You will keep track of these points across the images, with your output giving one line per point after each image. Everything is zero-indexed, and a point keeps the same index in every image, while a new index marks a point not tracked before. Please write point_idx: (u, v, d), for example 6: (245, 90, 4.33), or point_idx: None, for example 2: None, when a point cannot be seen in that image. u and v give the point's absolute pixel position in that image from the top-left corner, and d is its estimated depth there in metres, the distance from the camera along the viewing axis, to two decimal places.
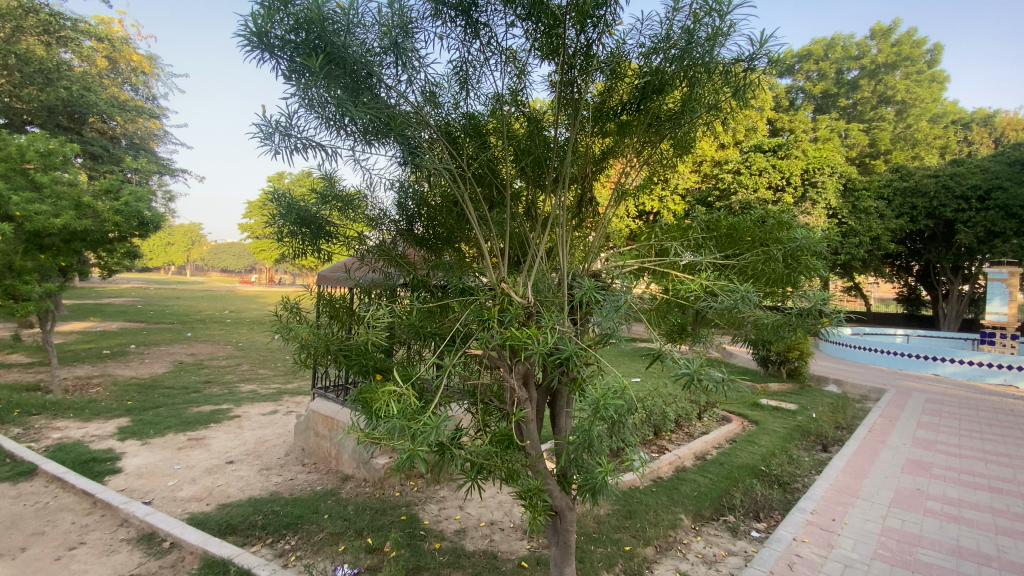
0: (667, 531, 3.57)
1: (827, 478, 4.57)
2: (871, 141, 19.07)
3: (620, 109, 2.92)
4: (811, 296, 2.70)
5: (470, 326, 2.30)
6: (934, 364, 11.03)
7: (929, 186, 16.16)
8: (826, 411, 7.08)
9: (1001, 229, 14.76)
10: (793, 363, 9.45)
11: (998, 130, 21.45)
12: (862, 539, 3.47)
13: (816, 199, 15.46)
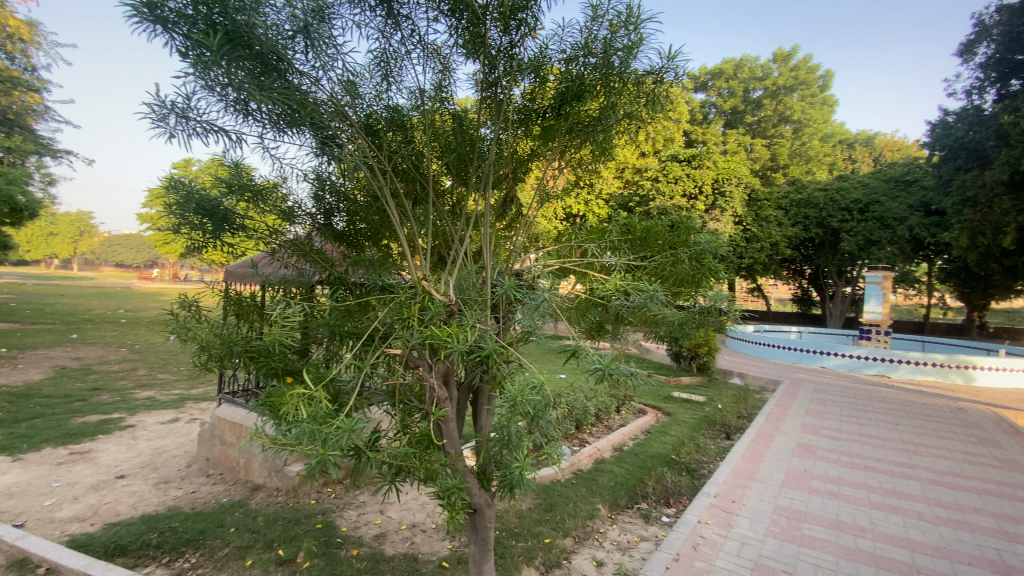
0: (585, 522, 3.70)
1: (730, 464, 4.96)
2: (772, 155, 20.93)
3: (542, 112, 2.98)
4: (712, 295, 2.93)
5: (390, 325, 2.23)
6: (821, 358, 12.26)
7: (820, 199, 17.99)
8: (729, 402, 7.70)
9: (877, 238, 16.82)
10: (702, 358, 10.16)
11: (875, 150, 24.32)
12: (758, 517, 3.79)
13: (724, 207, 16.76)
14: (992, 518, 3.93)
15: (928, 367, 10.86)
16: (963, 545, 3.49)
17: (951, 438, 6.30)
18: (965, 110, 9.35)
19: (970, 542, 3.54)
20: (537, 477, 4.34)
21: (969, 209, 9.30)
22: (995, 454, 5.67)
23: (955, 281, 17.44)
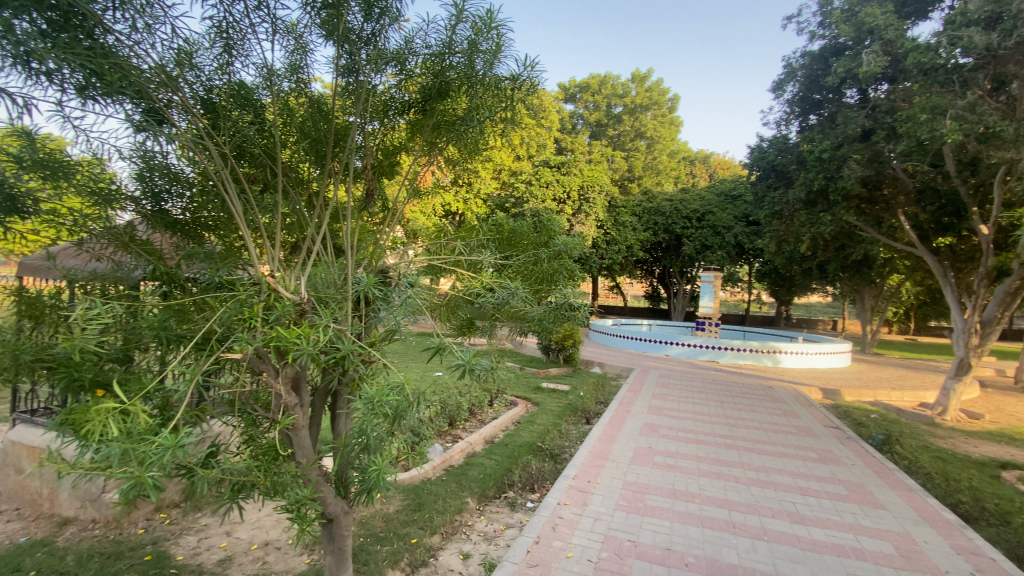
0: (453, 517, 3.74)
1: (587, 446, 5.38)
2: (629, 167, 23.16)
3: (405, 106, 2.93)
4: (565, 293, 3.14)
5: (230, 325, 2.01)
6: (666, 347, 13.85)
7: (667, 208, 20.35)
8: (590, 390, 8.37)
9: (711, 244, 19.52)
10: (568, 350, 10.88)
11: (711, 169, 28.22)
12: (609, 494, 4.17)
13: (588, 211, 18.14)
14: (788, 476, 4.80)
15: (747, 352, 12.88)
16: (767, 500, 4.21)
17: (763, 411, 7.57)
18: (775, 137, 11.17)
19: (772, 497, 4.28)
20: (398, 478, 4.28)
21: (776, 221, 11.20)
22: (792, 423, 6.94)
23: (768, 281, 20.92)
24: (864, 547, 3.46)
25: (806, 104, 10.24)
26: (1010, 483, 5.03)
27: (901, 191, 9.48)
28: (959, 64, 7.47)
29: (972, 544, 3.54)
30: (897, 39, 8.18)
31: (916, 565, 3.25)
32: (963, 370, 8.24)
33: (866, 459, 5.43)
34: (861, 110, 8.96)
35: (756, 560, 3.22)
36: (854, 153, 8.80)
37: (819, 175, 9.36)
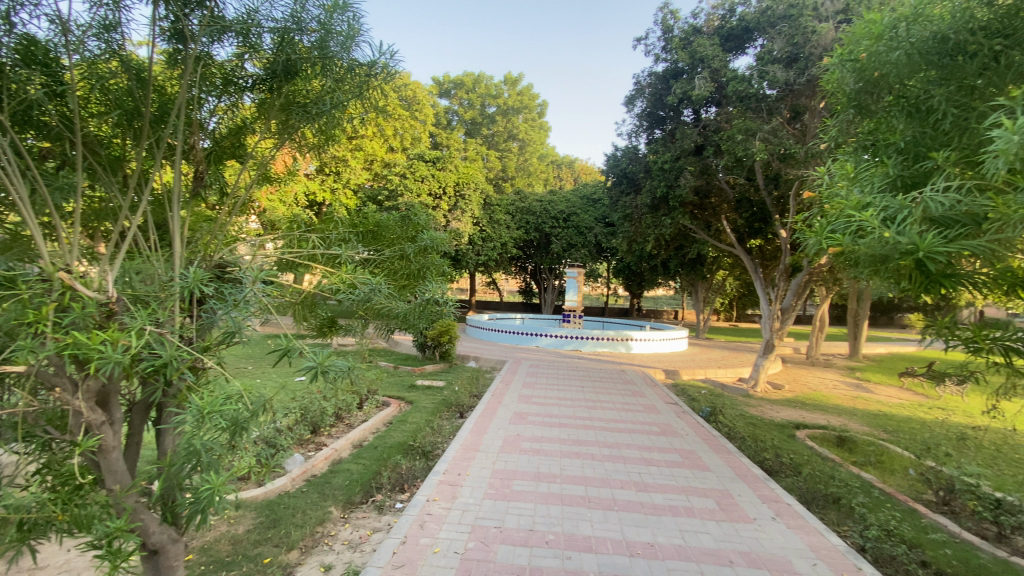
0: (313, 529, 3.52)
1: (458, 440, 5.43)
2: (503, 166, 23.81)
3: (249, 83, 2.64)
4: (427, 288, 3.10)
5: (12, 331, 1.64)
6: (536, 339, 14.55)
7: (536, 208, 21.38)
8: (464, 384, 8.45)
9: (576, 242, 20.92)
10: (445, 346, 10.82)
11: (576, 173, 30.26)
12: (477, 484, 4.26)
13: (464, 208, 18.19)
14: (636, 449, 5.37)
15: (604, 340, 14.08)
16: (618, 474, 4.65)
17: (617, 393, 8.37)
18: (627, 148, 12.30)
19: (622, 470, 4.75)
20: (242, 496, 3.88)
21: (629, 222, 12.41)
22: (641, 402, 7.78)
23: (624, 277, 23.10)
24: (694, 505, 4.01)
25: (652, 119, 11.39)
26: (799, 439, 6.21)
27: (724, 200, 11.13)
28: (767, 95, 8.97)
29: (771, 492, 4.30)
30: (721, 69, 9.59)
31: (732, 515, 3.84)
32: (769, 350, 9.95)
33: (697, 429, 6.30)
34: (695, 128, 10.27)
35: (608, 530, 3.54)
36: (688, 165, 10.11)
37: (662, 183, 10.56)
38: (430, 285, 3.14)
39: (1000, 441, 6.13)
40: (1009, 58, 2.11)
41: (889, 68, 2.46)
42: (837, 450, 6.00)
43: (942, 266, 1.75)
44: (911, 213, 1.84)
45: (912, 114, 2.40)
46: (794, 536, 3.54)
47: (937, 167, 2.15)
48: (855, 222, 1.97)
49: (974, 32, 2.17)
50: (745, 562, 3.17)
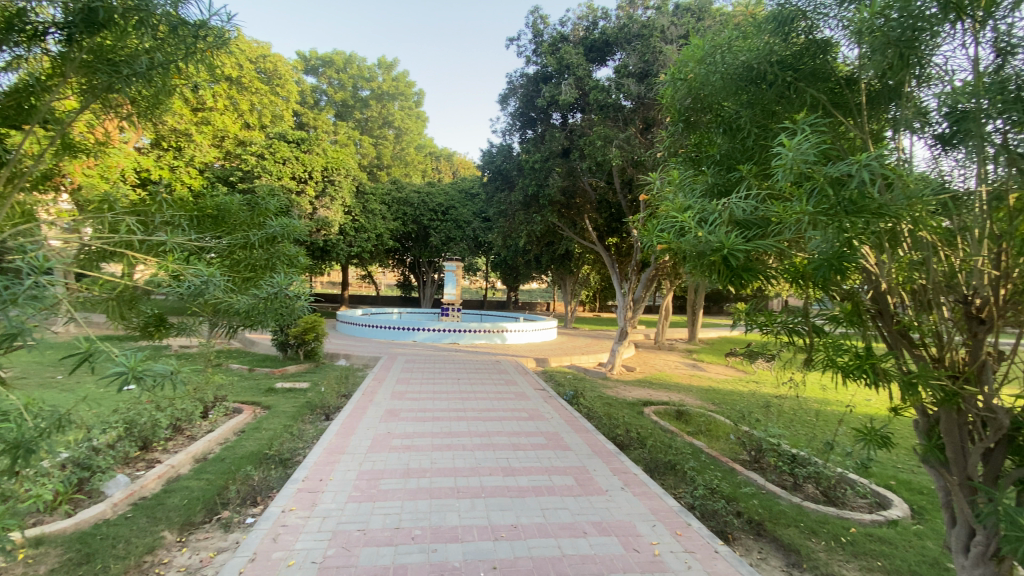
0: (139, 560, 3.04)
1: (320, 443, 5.09)
2: (378, 154, 22.82)
3: (47, 30, 2.19)
4: (275, 282, 2.86)
5: None
6: (412, 333, 14.25)
7: (413, 199, 20.88)
8: (331, 384, 7.96)
9: (453, 236, 20.92)
10: (310, 344, 10.03)
11: (455, 166, 30.22)
12: (341, 488, 4.04)
13: (334, 195, 17.00)
14: (505, 436, 5.56)
15: (481, 333, 14.30)
16: (486, 461, 4.77)
17: (490, 383, 8.57)
18: (501, 145, 12.62)
19: (491, 458, 4.88)
20: (43, 531, 3.18)
21: (503, 218, 12.74)
22: (511, 390, 8.07)
23: (500, 270, 23.69)
24: (555, 484, 4.27)
25: (524, 119, 11.79)
26: (647, 415, 6.96)
27: (587, 201, 11.96)
28: (623, 106, 9.80)
29: (621, 465, 4.76)
30: (584, 77, 10.29)
31: (588, 489, 4.18)
32: (623, 337, 11.01)
33: (561, 411, 6.72)
34: (562, 131, 10.89)
35: (474, 518, 3.61)
36: (556, 166, 10.69)
37: (532, 181, 11.02)
38: (275, 278, 2.89)
39: (794, 406, 7.52)
40: (797, 88, 2.51)
41: (712, 89, 2.81)
42: (677, 423, 6.83)
43: (742, 262, 2.03)
44: (721, 216, 2.14)
45: (729, 131, 2.76)
46: (639, 502, 3.96)
47: (742, 177, 2.49)
48: (680, 222, 2.24)
49: (772, 64, 2.52)
50: (597, 531, 3.46)
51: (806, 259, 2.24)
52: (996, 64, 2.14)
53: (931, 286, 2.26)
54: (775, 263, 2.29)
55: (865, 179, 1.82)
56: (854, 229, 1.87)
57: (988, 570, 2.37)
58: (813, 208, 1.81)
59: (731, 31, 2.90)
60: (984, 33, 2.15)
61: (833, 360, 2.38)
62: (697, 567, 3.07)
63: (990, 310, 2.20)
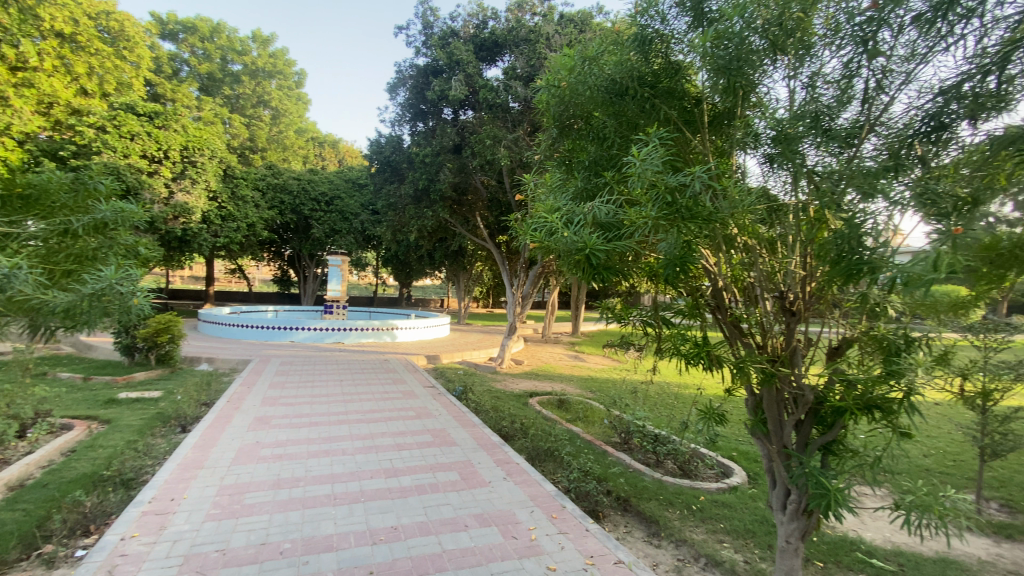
0: None
1: (173, 459, 4.51)
2: (251, 136, 20.77)
3: None
4: (103, 275, 2.52)
5: None
6: (290, 333, 13.26)
7: (292, 186, 19.32)
8: (190, 391, 7.10)
9: (338, 228, 19.82)
10: (164, 347, 8.83)
11: (340, 154, 28.59)
12: (197, 507, 3.62)
13: (196, 178, 15.12)
14: (389, 437, 5.41)
15: (368, 331, 13.75)
16: (367, 464, 4.61)
17: (376, 383, 8.27)
18: (390, 136, 12.16)
19: (373, 460, 4.72)
20: None
21: (391, 211, 12.36)
22: (398, 389, 7.87)
23: (390, 265, 22.95)
24: (438, 481, 4.26)
25: (414, 112, 11.48)
26: (531, 406, 7.23)
27: (479, 198, 12.02)
28: (511, 107, 10.04)
29: (504, 455, 4.90)
30: (473, 75, 10.37)
31: (471, 482, 4.23)
32: (512, 331, 11.31)
33: (449, 408, 6.72)
34: (453, 127, 10.81)
35: (351, 524, 3.47)
36: (447, 162, 10.63)
37: (423, 175, 10.86)
38: (104, 272, 2.56)
39: (660, 391, 8.33)
40: (654, 104, 2.76)
41: (583, 99, 3.01)
42: (558, 412, 7.19)
43: (603, 260, 2.20)
44: (586, 218, 2.31)
45: (597, 139, 2.97)
46: (519, 490, 4.11)
47: (606, 183, 2.68)
48: (550, 223, 2.37)
49: (634, 81, 2.76)
50: (478, 523, 3.53)
51: (658, 259, 2.49)
52: (807, 96, 2.57)
53: (756, 281, 2.65)
54: (634, 261, 2.53)
55: (698, 188, 2.07)
56: (693, 232, 2.14)
57: (801, 523, 2.78)
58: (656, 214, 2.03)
59: (599, 46, 3.12)
60: (799, 69, 2.57)
61: (677, 349, 2.67)
62: (569, 546, 3.27)
63: (799, 304, 2.59)
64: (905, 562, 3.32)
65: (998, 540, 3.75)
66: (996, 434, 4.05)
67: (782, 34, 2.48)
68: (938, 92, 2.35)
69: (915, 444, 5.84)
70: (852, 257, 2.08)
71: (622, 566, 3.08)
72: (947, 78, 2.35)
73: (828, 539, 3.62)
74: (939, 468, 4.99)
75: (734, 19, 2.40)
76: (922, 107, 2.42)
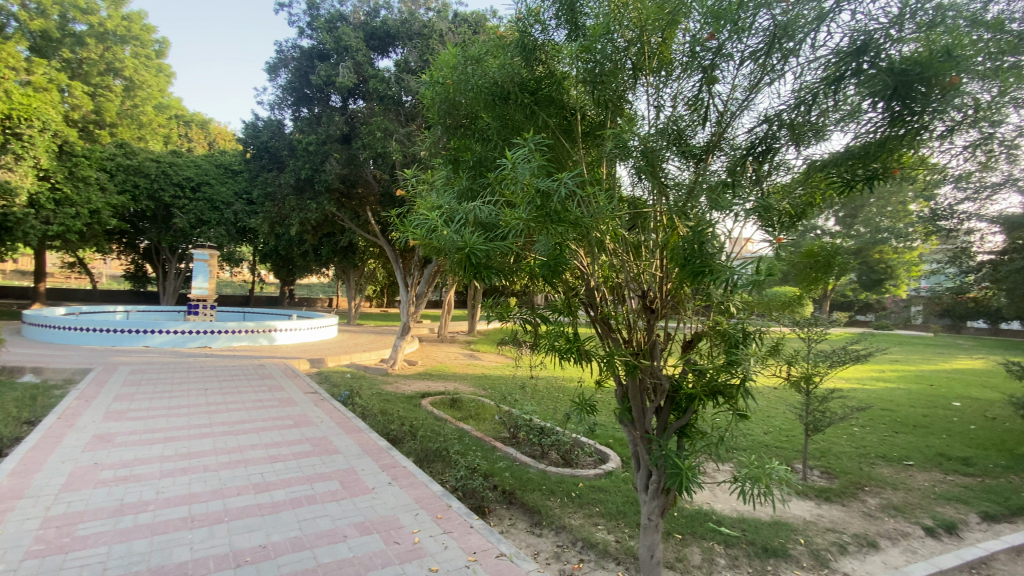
0: None
1: None
2: (96, 108, 17.79)
3: None
4: None
5: None
6: (144, 337, 11.66)
7: (150, 169, 17.11)
8: (5, 408, 5.91)
9: (207, 218, 17.79)
10: None
11: (210, 135, 25.66)
12: (13, 544, 3.04)
13: (19, 153, 12.64)
14: (261, 449, 4.98)
15: (241, 333, 12.55)
16: (235, 480, 4.20)
17: (248, 391, 7.54)
18: (269, 120, 11.25)
19: (241, 475, 4.31)
20: None
21: (269, 202, 11.37)
22: (275, 397, 7.28)
23: (271, 261, 21.14)
24: (316, 492, 4.02)
25: (297, 96, 10.72)
26: (423, 407, 7.10)
27: (370, 192, 11.48)
28: (403, 101, 9.81)
29: (390, 460, 4.76)
30: (363, 63, 9.97)
31: (352, 490, 4.06)
32: (406, 331, 11.03)
33: (332, 414, 6.36)
34: (341, 115, 10.31)
35: (212, 547, 3.14)
36: (334, 152, 10.09)
37: (306, 165, 10.19)
38: None
39: (548, 386, 8.67)
40: (534, 110, 2.84)
41: (467, 100, 3.02)
42: (449, 411, 7.15)
43: (482, 259, 2.23)
44: (467, 218, 2.33)
45: (480, 139, 3.00)
46: (404, 494, 4.02)
47: (486, 184, 2.72)
48: (430, 220, 2.35)
49: (516, 86, 2.84)
50: (357, 532, 3.39)
51: (534, 260, 2.58)
52: (668, 114, 2.85)
53: (625, 282, 2.86)
54: (514, 261, 2.60)
55: (565, 193, 2.20)
56: (563, 235, 2.26)
57: (660, 501, 3.07)
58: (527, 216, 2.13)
59: (480, 47, 3.16)
60: (662, 88, 2.82)
61: (552, 345, 2.80)
62: (452, 545, 3.27)
63: (658, 302, 2.87)
64: (746, 527, 3.83)
65: (817, 501, 4.47)
66: (816, 412, 4.82)
67: (643, 56, 2.71)
68: (765, 119, 2.75)
69: (759, 424, 6.76)
70: (697, 261, 2.35)
71: (503, 559, 3.15)
72: (775, 107, 2.73)
73: (687, 513, 4.05)
74: (776, 443, 5.82)
75: (599, 36, 2.56)
76: (755, 130, 2.81)
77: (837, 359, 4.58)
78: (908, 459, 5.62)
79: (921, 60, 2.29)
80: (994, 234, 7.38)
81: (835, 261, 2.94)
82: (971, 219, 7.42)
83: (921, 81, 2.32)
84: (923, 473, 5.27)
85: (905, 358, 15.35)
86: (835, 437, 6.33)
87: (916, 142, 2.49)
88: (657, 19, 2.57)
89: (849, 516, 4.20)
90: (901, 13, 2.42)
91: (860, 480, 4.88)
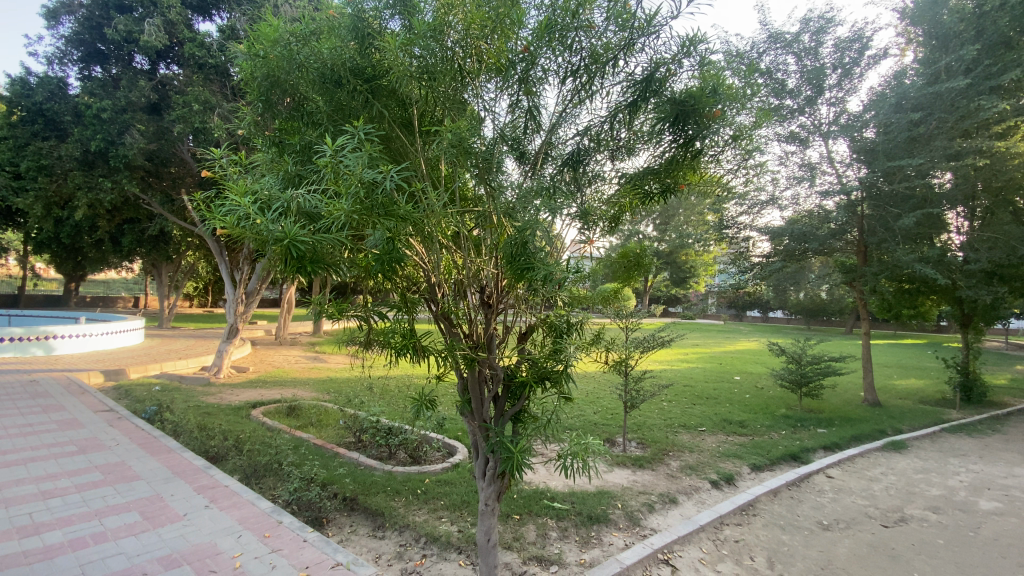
0: None
1: None
2: None
3: None
4: None
5: None
6: None
7: None
8: None
9: None
10: None
11: None
12: None
13: None
14: (31, 485, 3.99)
15: (5, 344, 10.07)
16: None
17: (11, 414, 5.97)
18: (45, 77, 9.09)
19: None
20: None
21: (43, 177, 9.14)
22: (54, 419, 5.89)
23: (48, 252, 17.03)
24: (107, 528, 3.36)
25: (87, 50, 8.86)
26: (252, 418, 6.38)
27: (187, 172, 9.92)
28: (229, 72, 8.71)
29: (209, 480, 4.19)
30: (177, 23, 8.60)
31: (156, 521, 3.48)
32: (233, 334, 9.78)
33: (132, 435, 5.36)
34: (148, 80, 8.80)
35: None
36: (137, 122, 8.50)
37: (97, 134, 8.42)
38: None
39: (397, 386, 8.48)
40: (367, 99, 2.72)
41: (294, 80, 2.77)
42: (285, 419, 6.54)
43: (307, 251, 2.07)
44: (288, 207, 2.14)
45: (309, 124, 2.79)
46: (225, 516, 3.58)
47: (314, 171, 2.52)
48: (241, 207, 2.10)
49: (348, 71, 2.70)
50: (162, 567, 2.94)
51: (366, 254, 2.47)
52: (500, 118, 2.98)
53: (465, 279, 2.90)
54: (348, 255, 2.47)
55: (391, 186, 2.18)
56: (395, 229, 2.22)
57: (496, 486, 3.21)
58: (349, 207, 2.06)
59: (310, 26, 2.94)
60: (495, 93, 2.95)
61: (387, 342, 2.74)
62: (281, 564, 3.01)
63: (494, 297, 2.99)
64: (576, 500, 4.22)
65: (633, 468, 5.13)
66: (633, 391, 5.52)
67: (473, 60, 2.77)
68: (583, 132, 3.06)
69: (591, 406, 7.47)
70: (521, 258, 2.50)
71: (340, 568, 2.99)
72: (591, 122, 3.05)
73: (525, 494, 4.31)
74: (603, 421, 6.52)
75: (425, 33, 2.55)
76: (575, 140, 3.11)
77: (647, 345, 5.29)
78: (701, 426, 6.75)
79: (693, 95, 2.70)
80: (763, 242, 9.20)
81: (644, 262, 3.35)
82: (747, 228, 9.21)
83: (694, 111, 2.74)
84: (712, 437, 6.39)
85: (704, 343, 18.39)
86: (650, 412, 7.32)
87: (695, 162, 2.96)
88: (483, 25, 2.63)
89: (657, 479, 4.90)
90: (681, 52, 2.79)
91: (666, 447, 5.72)
